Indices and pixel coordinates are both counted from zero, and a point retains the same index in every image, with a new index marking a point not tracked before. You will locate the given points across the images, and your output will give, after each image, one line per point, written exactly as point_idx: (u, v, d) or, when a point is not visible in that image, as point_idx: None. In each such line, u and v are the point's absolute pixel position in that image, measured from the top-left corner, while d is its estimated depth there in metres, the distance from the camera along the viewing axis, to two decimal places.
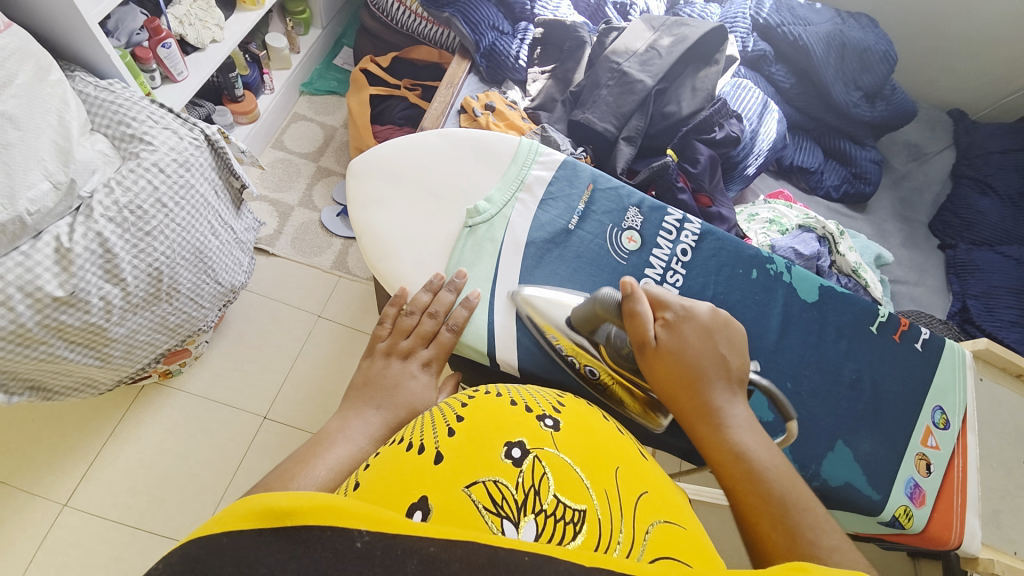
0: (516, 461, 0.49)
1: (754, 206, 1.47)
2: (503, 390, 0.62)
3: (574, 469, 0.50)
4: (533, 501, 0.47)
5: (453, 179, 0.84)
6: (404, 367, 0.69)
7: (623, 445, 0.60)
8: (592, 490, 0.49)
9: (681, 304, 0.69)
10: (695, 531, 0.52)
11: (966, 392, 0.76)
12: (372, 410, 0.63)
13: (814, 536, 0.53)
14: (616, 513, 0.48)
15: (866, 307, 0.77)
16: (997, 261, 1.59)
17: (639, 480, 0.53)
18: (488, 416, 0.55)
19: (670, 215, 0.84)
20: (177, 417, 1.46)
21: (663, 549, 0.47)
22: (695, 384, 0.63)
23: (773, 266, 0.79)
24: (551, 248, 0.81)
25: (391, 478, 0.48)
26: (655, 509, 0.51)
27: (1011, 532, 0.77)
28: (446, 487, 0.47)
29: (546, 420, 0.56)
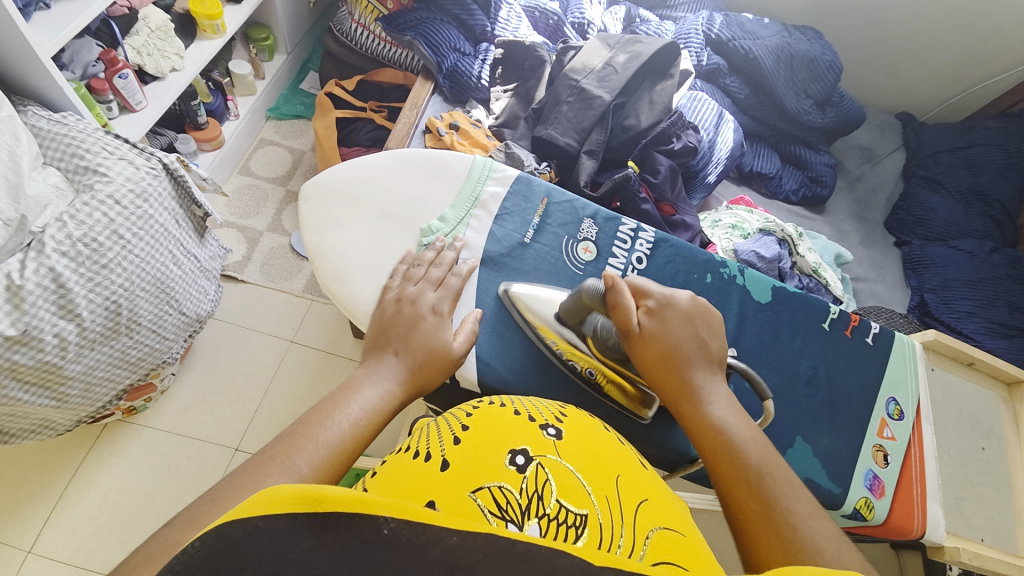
0: (520, 467, 0.51)
1: (717, 212, 1.52)
2: (508, 403, 0.64)
3: (576, 476, 0.51)
4: (536, 506, 0.47)
5: (408, 198, 0.85)
6: (415, 308, 0.68)
7: (623, 449, 0.62)
8: (593, 496, 0.50)
9: (665, 292, 0.72)
10: (692, 535, 0.53)
11: (918, 382, 0.79)
12: (390, 357, 0.63)
13: (789, 502, 0.55)
14: (617, 518, 0.48)
15: (818, 305, 0.80)
16: (951, 255, 1.66)
17: (638, 487, 0.54)
18: (493, 426, 0.57)
19: (624, 225, 0.86)
20: (146, 454, 1.41)
21: (661, 553, 0.47)
22: (676, 364, 0.66)
23: (727, 270, 0.81)
24: (509, 261, 0.82)
25: (398, 486, 0.49)
26: (654, 515, 0.51)
27: (976, 520, 0.79)
28: (453, 490, 0.48)
29: (550, 430, 0.58)
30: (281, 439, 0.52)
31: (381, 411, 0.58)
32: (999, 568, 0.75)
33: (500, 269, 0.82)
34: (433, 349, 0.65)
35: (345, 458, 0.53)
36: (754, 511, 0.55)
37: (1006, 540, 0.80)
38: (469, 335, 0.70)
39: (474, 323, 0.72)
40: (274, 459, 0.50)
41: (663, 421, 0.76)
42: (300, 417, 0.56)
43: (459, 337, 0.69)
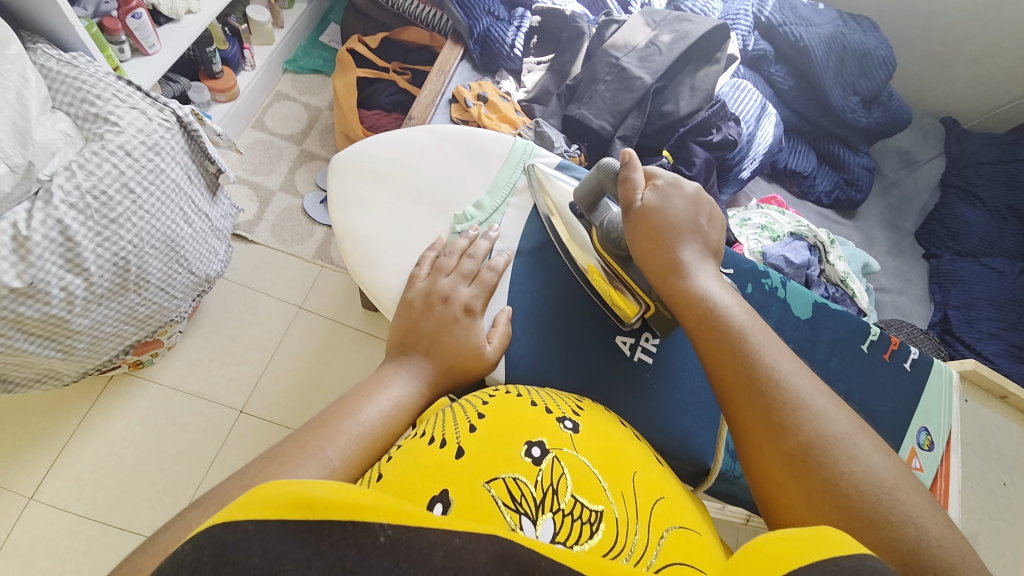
0: (536, 459, 0.48)
1: (746, 210, 1.46)
2: (525, 393, 0.61)
3: (593, 472, 0.49)
4: (550, 500, 0.45)
5: (440, 180, 0.80)
6: (447, 309, 0.65)
7: (638, 447, 0.59)
8: (609, 492, 0.47)
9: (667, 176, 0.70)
10: (705, 537, 0.52)
11: (951, 414, 0.76)
12: (419, 357, 0.63)
13: (771, 363, 0.56)
14: (632, 516, 0.46)
15: (859, 325, 0.76)
16: (980, 273, 1.61)
17: (655, 485, 0.53)
18: (510, 415, 0.54)
19: None
20: (150, 409, 1.40)
21: (674, 553, 0.46)
22: (670, 243, 0.65)
23: (768, 281, 0.75)
24: (540, 251, 0.79)
25: (412, 469, 0.48)
26: (671, 514, 0.50)
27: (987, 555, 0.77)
28: (466, 478, 0.45)
29: (566, 422, 0.55)
30: (309, 428, 0.52)
31: (407, 410, 0.58)
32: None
33: (530, 259, 0.78)
34: (463, 353, 0.63)
35: (369, 456, 0.53)
36: (729, 374, 0.57)
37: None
38: (502, 339, 0.69)
39: (506, 325, 0.71)
40: (299, 452, 0.49)
41: (689, 431, 0.73)
42: (332, 404, 0.56)
43: (492, 341, 0.68)
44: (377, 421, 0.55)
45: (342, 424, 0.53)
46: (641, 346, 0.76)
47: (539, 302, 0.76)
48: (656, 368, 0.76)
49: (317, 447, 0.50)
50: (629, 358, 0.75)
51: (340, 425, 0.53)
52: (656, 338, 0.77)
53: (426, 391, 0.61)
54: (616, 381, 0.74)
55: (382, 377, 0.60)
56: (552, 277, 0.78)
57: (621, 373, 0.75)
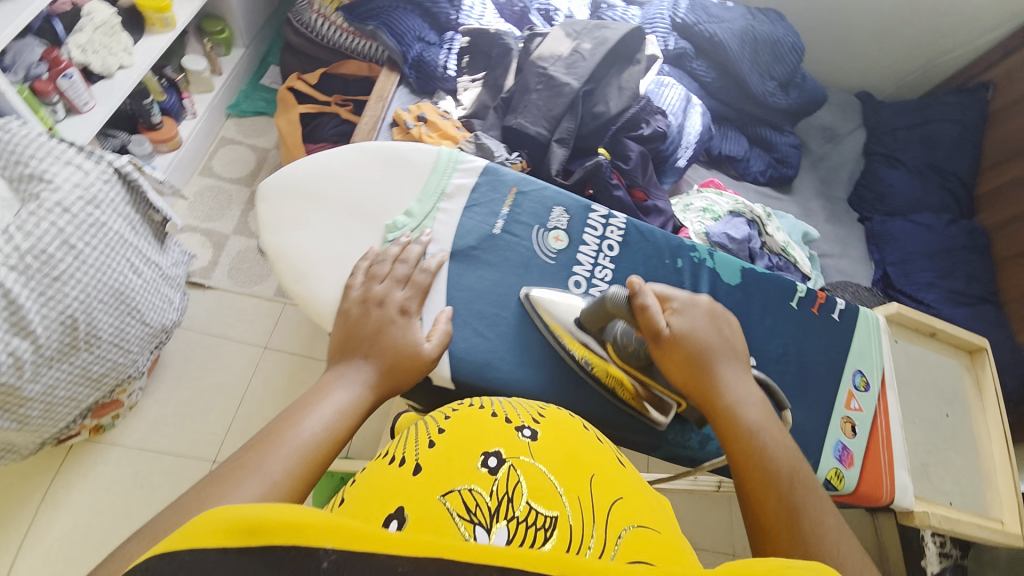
0: (491, 470, 0.50)
1: (688, 196, 1.54)
2: (489, 406, 0.64)
3: (548, 477, 0.51)
4: (505, 508, 0.47)
5: (371, 193, 0.82)
6: (383, 314, 0.68)
7: (598, 445, 0.61)
8: (565, 497, 0.49)
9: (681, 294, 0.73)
10: (654, 514, 0.54)
11: (882, 354, 0.81)
12: (358, 361, 0.63)
13: (810, 502, 0.56)
14: (589, 519, 0.48)
15: (787, 284, 0.80)
16: (911, 229, 1.72)
17: (613, 486, 0.54)
18: (468, 430, 0.57)
19: (596, 213, 0.82)
20: (115, 473, 1.35)
21: (632, 543, 0.47)
22: (706, 365, 0.67)
23: (697, 254, 0.78)
24: (477, 253, 0.81)
25: (374, 494, 0.49)
26: (630, 514, 0.51)
27: (942, 484, 0.78)
28: (423, 495, 0.47)
29: (525, 432, 0.57)
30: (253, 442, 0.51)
31: (354, 415, 0.58)
32: (969, 531, 0.75)
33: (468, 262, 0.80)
34: (401, 350, 0.65)
35: (316, 463, 0.52)
36: (771, 499, 0.57)
37: (971, 501, 0.80)
38: (441, 337, 0.71)
39: (447, 322, 0.73)
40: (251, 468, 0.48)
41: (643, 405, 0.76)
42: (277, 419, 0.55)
43: (427, 339, 0.69)
44: (324, 428, 0.55)
45: (280, 438, 0.52)
46: (581, 326, 0.79)
47: (481, 300, 0.78)
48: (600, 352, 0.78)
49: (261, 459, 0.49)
50: (571, 339, 0.78)
51: (285, 435, 0.53)
52: None
53: (369, 392, 0.61)
54: (569, 366, 0.76)
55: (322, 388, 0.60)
56: (491, 276, 0.80)
57: (567, 358, 0.76)
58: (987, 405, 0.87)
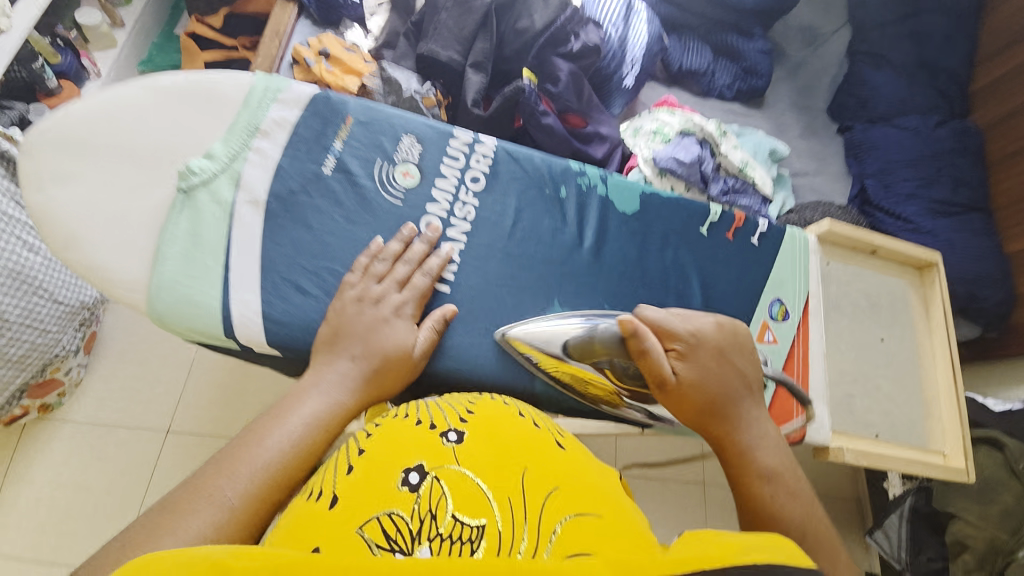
0: (414, 487, 0.40)
1: (639, 120, 1.36)
2: (413, 410, 0.51)
3: (474, 481, 0.41)
4: (427, 527, 0.38)
5: (165, 137, 0.56)
6: (375, 309, 0.53)
7: (537, 427, 0.50)
8: (493, 501, 0.40)
9: (683, 322, 0.58)
10: (608, 496, 0.44)
11: (806, 279, 0.72)
12: (342, 360, 0.51)
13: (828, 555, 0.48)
14: (519, 520, 0.39)
15: (694, 207, 0.70)
16: (893, 135, 1.53)
17: (548, 474, 0.43)
18: (390, 441, 0.45)
19: (457, 138, 0.63)
20: (71, 450, 1.35)
21: (573, 536, 0.38)
22: (718, 407, 0.54)
23: (586, 180, 0.66)
24: (300, 198, 0.56)
25: (289, 533, 0.40)
26: (568, 502, 0.41)
27: (868, 416, 0.71)
28: (339, 530, 0.38)
29: (451, 433, 0.45)
30: (213, 466, 0.44)
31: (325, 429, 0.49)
32: (894, 466, 0.68)
33: (292, 212, 0.55)
34: (390, 354, 0.52)
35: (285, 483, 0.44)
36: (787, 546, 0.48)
37: (910, 435, 0.72)
38: (431, 337, 0.55)
39: (443, 321, 0.56)
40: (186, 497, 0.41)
41: None
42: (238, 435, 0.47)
43: (418, 337, 0.54)
44: (291, 446, 0.46)
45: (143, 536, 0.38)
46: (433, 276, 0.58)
47: (301, 254, 0.55)
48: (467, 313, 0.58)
49: (216, 486, 0.42)
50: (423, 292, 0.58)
51: (246, 455, 0.45)
52: (453, 264, 0.58)
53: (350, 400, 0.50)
54: None
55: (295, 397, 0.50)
56: (316, 228, 0.56)
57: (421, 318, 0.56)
58: (932, 326, 0.77)
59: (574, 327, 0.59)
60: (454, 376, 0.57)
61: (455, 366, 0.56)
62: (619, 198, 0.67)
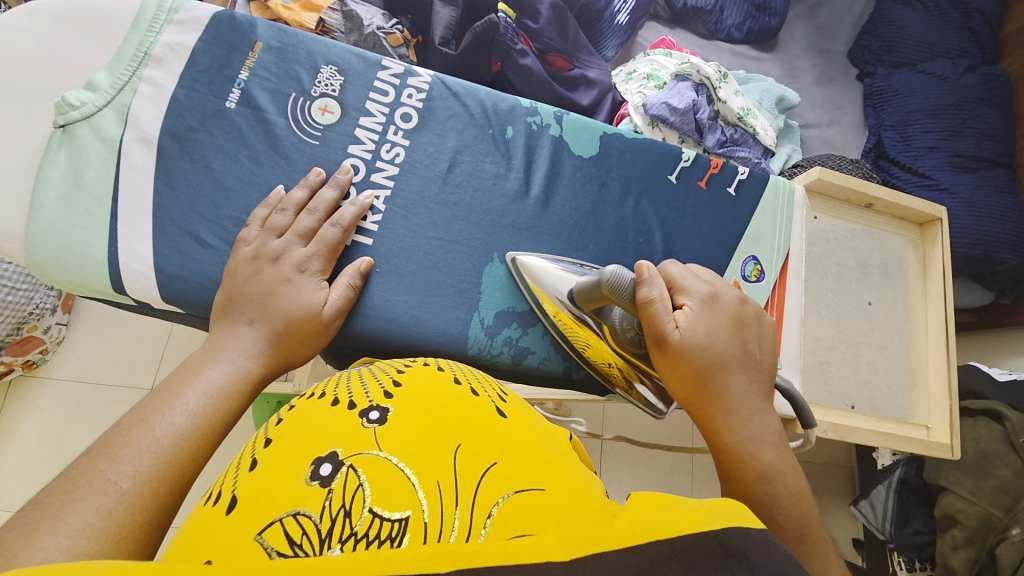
0: (325, 480, 0.29)
1: (632, 63, 1.26)
2: (331, 385, 0.39)
3: (400, 467, 0.30)
4: (341, 526, 0.27)
5: (35, 62, 0.47)
6: (275, 269, 0.46)
7: (479, 394, 0.38)
8: (419, 485, 0.29)
9: (701, 283, 0.48)
10: (569, 470, 0.33)
11: (788, 235, 0.65)
12: (242, 327, 0.44)
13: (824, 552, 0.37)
14: (453, 505, 0.28)
15: (663, 151, 0.62)
16: (918, 82, 1.37)
17: (490, 445, 0.32)
18: (295, 421, 0.35)
19: (387, 69, 0.55)
20: (52, 408, 1.33)
21: (519, 519, 0.28)
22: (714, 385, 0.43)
23: (537, 120, 0.59)
24: (199, 136, 0.48)
25: (171, 547, 0.29)
26: (514, 477, 0.31)
27: (845, 386, 0.65)
28: (222, 541, 0.27)
29: (372, 410, 0.34)
30: (88, 454, 0.32)
31: (236, 396, 0.40)
32: (870, 440, 0.63)
33: (189, 151, 0.48)
34: (295, 316, 0.45)
35: (184, 464, 0.34)
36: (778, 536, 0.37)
37: (890, 406, 0.67)
38: (346, 294, 0.48)
39: (360, 274, 0.49)
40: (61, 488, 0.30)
41: None
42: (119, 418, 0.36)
43: (330, 295, 0.47)
44: (193, 419, 0.36)
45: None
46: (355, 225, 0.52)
47: (200, 198, 0.47)
48: (388, 269, 0.52)
49: (95, 474, 0.31)
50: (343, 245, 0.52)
51: (137, 435, 0.34)
52: (377, 212, 0.52)
53: (257, 367, 0.42)
54: None
55: (193, 364, 0.41)
56: (218, 170, 0.48)
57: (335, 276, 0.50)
58: (928, 290, 0.70)
59: (581, 275, 0.51)
60: (378, 339, 0.51)
61: (376, 326, 0.51)
62: (576, 138, 0.60)
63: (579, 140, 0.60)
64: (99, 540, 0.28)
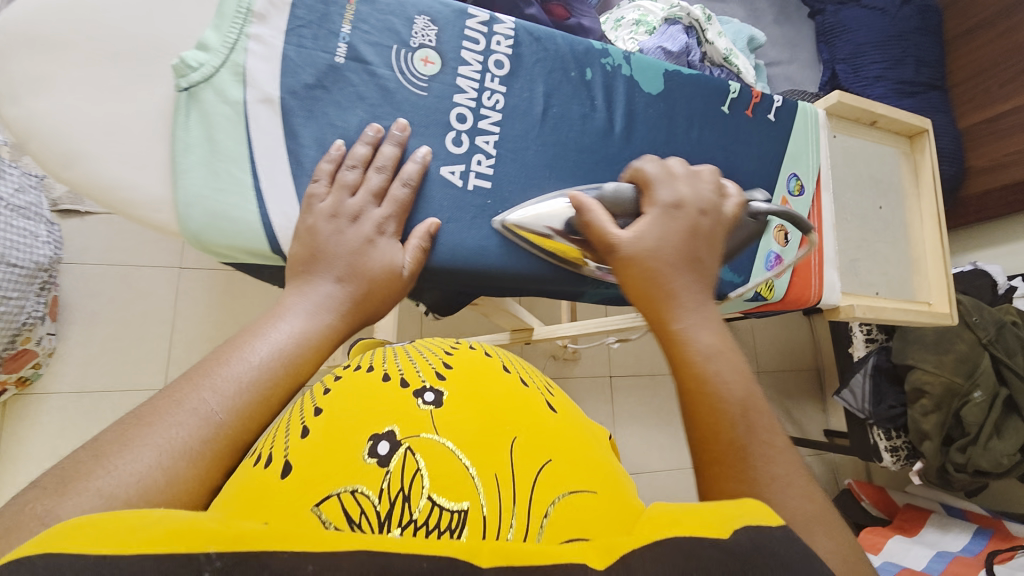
0: (383, 459, 0.32)
1: (619, 9, 1.31)
2: (377, 363, 0.44)
3: (458, 456, 0.33)
4: (400, 511, 0.29)
5: (134, 25, 0.45)
6: (355, 231, 0.46)
7: (526, 386, 0.43)
8: (477, 477, 0.32)
9: (669, 191, 0.51)
10: (606, 474, 0.37)
11: (819, 153, 0.74)
12: (327, 282, 0.44)
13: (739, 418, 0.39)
14: (508, 499, 0.31)
15: (715, 84, 0.68)
16: (865, 16, 1.50)
17: (543, 442, 0.36)
18: (354, 401, 0.37)
19: (473, 17, 0.56)
20: (59, 422, 1.22)
21: (570, 520, 0.31)
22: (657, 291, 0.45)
23: (609, 60, 0.63)
24: (318, 93, 0.49)
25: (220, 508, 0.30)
26: (565, 476, 0.34)
27: (869, 277, 0.77)
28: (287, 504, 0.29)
29: (426, 395, 0.37)
30: (184, 378, 0.34)
31: (321, 346, 0.40)
32: (894, 317, 0.76)
33: (310, 108, 0.48)
34: (377, 276, 0.45)
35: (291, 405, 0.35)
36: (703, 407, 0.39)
37: (902, 290, 0.80)
38: (418, 256, 0.49)
39: (429, 236, 0.50)
40: (182, 385, 0.34)
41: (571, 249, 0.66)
42: (236, 332, 0.39)
43: (406, 257, 0.48)
44: (281, 363, 0.37)
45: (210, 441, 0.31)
46: (474, 171, 0.54)
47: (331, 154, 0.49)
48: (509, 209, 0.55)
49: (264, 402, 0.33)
50: (464, 190, 0.53)
51: (227, 364, 0.36)
52: (490, 157, 0.55)
53: (340, 321, 0.43)
54: None
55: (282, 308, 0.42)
56: (342, 125, 0.49)
57: (467, 222, 0.53)
58: (921, 193, 0.83)
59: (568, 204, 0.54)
60: (507, 273, 0.55)
61: (507, 261, 0.54)
62: (646, 74, 0.64)
63: (650, 77, 0.65)
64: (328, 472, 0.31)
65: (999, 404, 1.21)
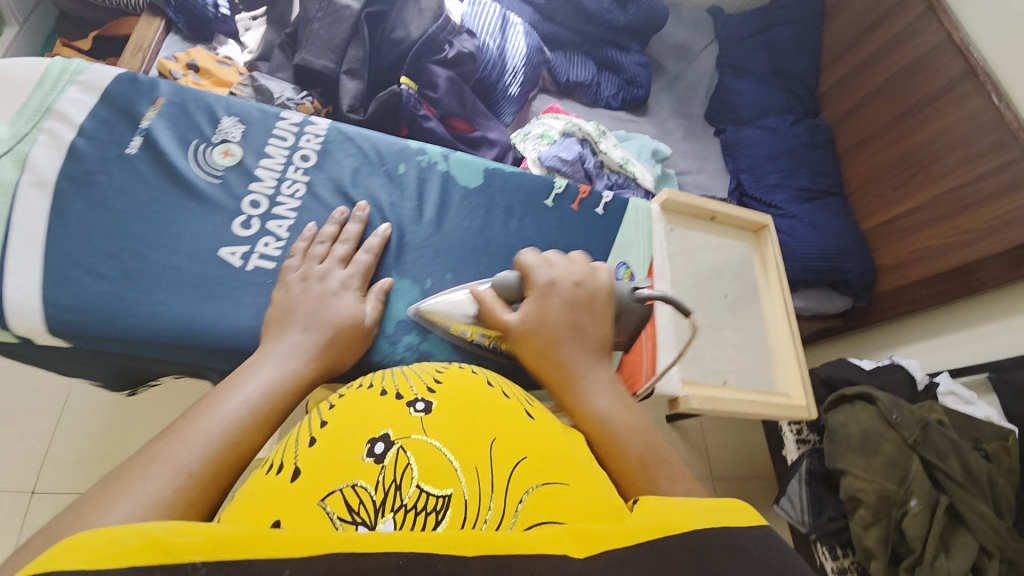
0: (379, 457, 0.32)
1: (527, 126, 1.39)
2: (376, 377, 0.43)
3: (443, 452, 0.33)
4: (392, 497, 0.30)
5: None
6: (322, 286, 0.52)
7: (508, 395, 0.42)
8: (460, 471, 0.32)
9: (546, 270, 0.55)
10: (582, 463, 0.37)
11: (650, 243, 0.77)
12: (293, 332, 0.48)
13: (645, 469, 0.40)
14: (489, 491, 0.31)
15: (539, 181, 0.74)
16: (759, 135, 1.53)
17: (525, 439, 0.36)
18: (355, 407, 0.37)
19: (286, 119, 0.62)
20: None
21: (545, 506, 0.31)
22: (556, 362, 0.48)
23: (425, 158, 0.68)
24: (99, 178, 0.52)
25: (230, 511, 0.31)
26: (538, 466, 0.34)
27: (716, 364, 0.76)
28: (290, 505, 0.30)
29: (418, 403, 0.37)
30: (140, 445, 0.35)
31: (283, 394, 0.43)
32: (740, 409, 0.73)
33: (88, 193, 0.52)
34: (342, 323, 0.51)
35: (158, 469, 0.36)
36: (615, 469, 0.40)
37: (757, 379, 0.79)
38: (377, 307, 0.56)
39: (384, 292, 0.57)
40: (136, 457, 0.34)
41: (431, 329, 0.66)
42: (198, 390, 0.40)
43: (367, 309, 0.55)
44: (251, 410, 0.39)
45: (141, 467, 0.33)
46: (258, 252, 0.55)
47: (97, 233, 0.51)
48: None
49: (168, 454, 0.34)
50: (240, 270, 0.54)
51: (198, 423, 0.37)
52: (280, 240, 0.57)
53: (306, 367, 0.46)
54: None
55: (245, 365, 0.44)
56: (118, 209, 0.52)
57: (244, 299, 0.53)
58: (771, 283, 0.85)
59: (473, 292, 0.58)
60: None
61: None
62: (465, 170, 0.70)
63: (470, 172, 0.70)
64: (171, 514, 0.31)
65: (941, 514, 1.01)
